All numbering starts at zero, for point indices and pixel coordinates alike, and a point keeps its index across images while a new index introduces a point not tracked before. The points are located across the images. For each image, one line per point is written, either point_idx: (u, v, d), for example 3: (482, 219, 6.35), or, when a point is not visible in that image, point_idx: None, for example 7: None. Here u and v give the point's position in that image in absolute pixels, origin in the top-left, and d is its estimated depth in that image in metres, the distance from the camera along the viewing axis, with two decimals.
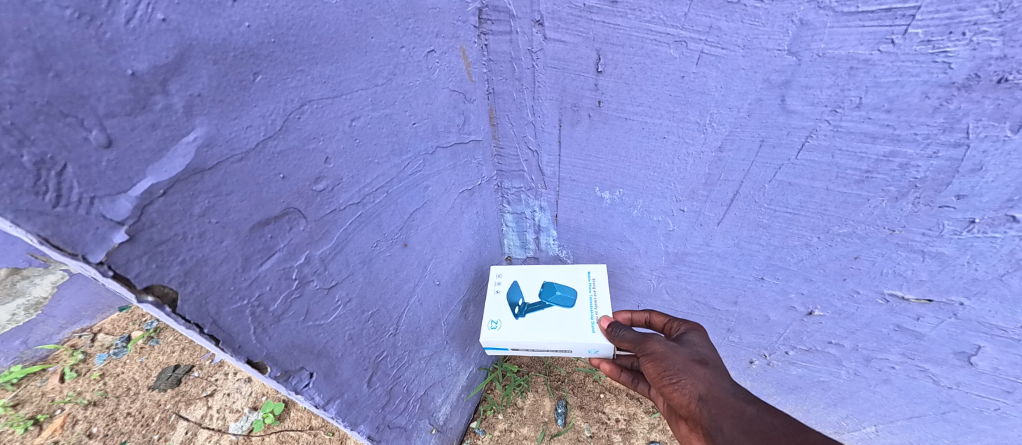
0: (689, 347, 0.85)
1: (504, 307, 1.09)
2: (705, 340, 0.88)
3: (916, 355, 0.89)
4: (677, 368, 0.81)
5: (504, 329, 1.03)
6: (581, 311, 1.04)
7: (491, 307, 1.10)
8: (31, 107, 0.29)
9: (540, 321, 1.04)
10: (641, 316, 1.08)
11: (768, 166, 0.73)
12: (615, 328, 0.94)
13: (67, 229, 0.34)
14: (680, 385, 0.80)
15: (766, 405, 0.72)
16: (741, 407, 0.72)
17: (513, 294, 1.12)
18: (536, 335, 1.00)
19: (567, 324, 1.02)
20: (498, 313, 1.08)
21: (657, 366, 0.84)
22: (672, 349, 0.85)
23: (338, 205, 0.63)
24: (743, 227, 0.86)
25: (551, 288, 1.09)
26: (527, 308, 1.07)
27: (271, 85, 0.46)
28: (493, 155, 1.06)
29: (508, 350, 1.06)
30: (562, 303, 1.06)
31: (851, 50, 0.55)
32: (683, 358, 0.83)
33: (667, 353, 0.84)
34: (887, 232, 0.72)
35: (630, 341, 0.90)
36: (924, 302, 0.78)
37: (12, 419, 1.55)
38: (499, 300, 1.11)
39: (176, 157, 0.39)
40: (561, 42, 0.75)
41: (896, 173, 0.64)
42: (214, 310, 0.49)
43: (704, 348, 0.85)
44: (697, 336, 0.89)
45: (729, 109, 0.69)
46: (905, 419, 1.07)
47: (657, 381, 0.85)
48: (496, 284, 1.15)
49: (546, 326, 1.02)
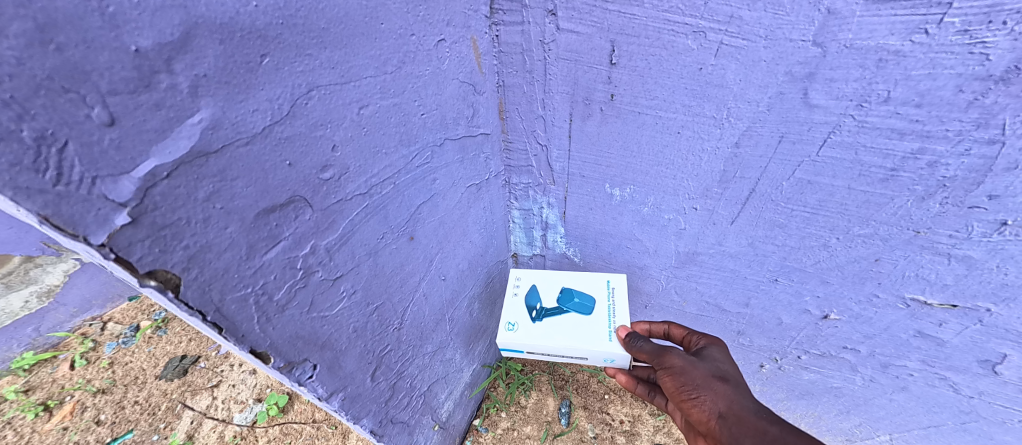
0: (709, 363, 0.84)
1: (522, 310, 1.08)
2: (726, 355, 0.87)
3: (936, 363, 0.86)
4: (696, 383, 0.79)
5: (521, 332, 1.02)
6: (599, 319, 1.02)
7: (509, 309, 1.09)
8: (31, 80, 0.28)
9: (557, 325, 1.03)
10: (660, 327, 1.06)
11: (786, 163, 0.71)
12: (633, 339, 0.92)
13: (68, 209, 0.33)
14: (699, 401, 0.78)
15: (787, 425, 0.71)
16: (763, 428, 0.71)
17: (531, 297, 1.11)
18: (553, 339, 0.99)
19: (584, 331, 1.00)
20: (516, 315, 1.07)
21: (675, 380, 0.81)
22: (692, 364, 0.83)
23: (345, 195, 0.61)
24: (758, 226, 0.84)
25: (569, 295, 1.08)
26: (544, 312, 1.06)
27: (279, 69, 0.45)
28: (501, 150, 1.04)
29: (524, 353, 1.05)
30: (580, 310, 1.04)
31: (880, 40, 0.53)
32: (702, 374, 0.81)
33: (686, 367, 0.82)
34: (911, 233, 0.69)
35: (648, 353, 0.88)
36: (948, 307, 0.75)
37: (23, 404, 1.57)
38: (517, 302, 1.10)
39: (180, 138, 0.38)
40: (575, 33, 0.73)
41: (924, 172, 0.61)
42: (218, 297, 0.48)
43: (725, 364, 0.84)
44: (717, 351, 0.88)
45: (748, 103, 0.67)
46: (922, 428, 1.04)
47: (675, 395, 0.83)
48: (515, 287, 1.14)
49: (563, 331, 1.01)
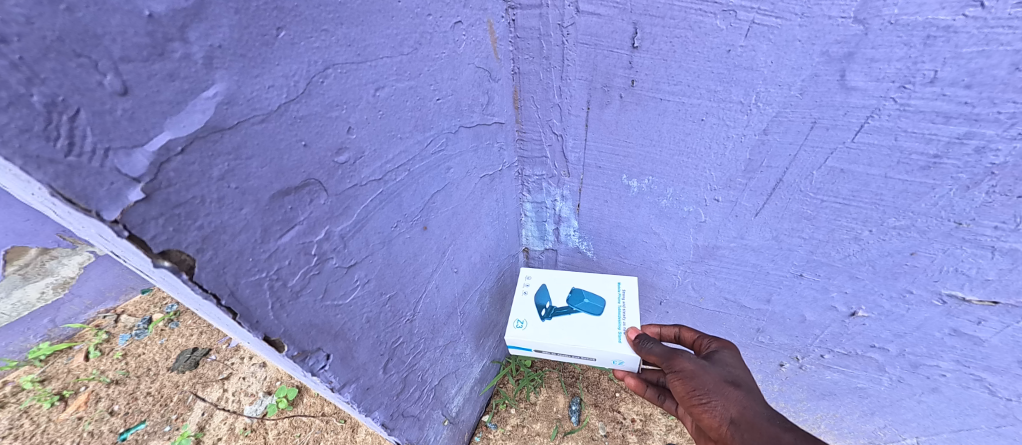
0: (721, 367, 0.81)
1: (531, 309, 1.06)
2: (738, 360, 0.84)
3: (972, 363, 0.82)
4: (707, 388, 0.77)
5: (529, 330, 1.00)
6: (609, 320, 1.00)
7: (518, 307, 1.07)
8: (40, 41, 0.26)
9: (566, 325, 1.00)
10: (670, 331, 1.03)
11: (818, 150, 0.68)
12: (643, 341, 0.89)
13: (80, 181, 0.31)
14: (710, 406, 0.76)
15: (801, 432, 0.69)
16: (777, 435, 0.68)
17: (540, 296, 1.09)
18: (561, 339, 0.97)
19: (594, 332, 0.97)
20: (524, 313, 1.05)
21: (685, 384, 0.79)
22: (702, 368, 0.80)
23: (360, 180, 0.60)
24: (784, 219, 0.80)
25: (579, 295, 1.06)
26: (553, 312, 1.04)
27: (295, 43, 0.43)
28: (515, 140, 1.02)
29: (531, 352, 1.03)
30: (590, 311, 1.02)
31: (929, 15, 0.49)
32: (713, 378, 0.78)
33: (697, 371, 0.79)
34: (952, 225, 0.66)
35: (657, 355, 0.85)
36: (988, 303, 0.72)
37: (39, 393, 1.58)
38: (525, 301, 1.08)
39: (194, 112, 0.36)
40: (595, 15, 0.71)
41: (970, 158, 0.58)
42: (232, 280, 0.47)
43: (737, 369, 0.81)
44: (729, 355, 0.85)
45: (779, 87, 0.64)
46: (952, 432, 1.00)
47: (685, 400, 0.81)
48: (524, 286, 1.12)
49: (571, 331, 0.99)
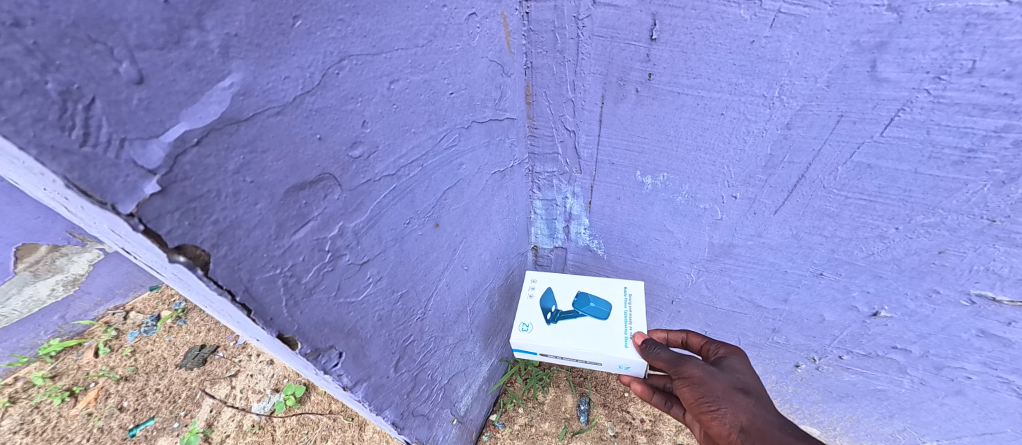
0: (729, 374, 0.80)
1: (537, 312, 1.05)
2: (747, 366, 0.82)
3: (1000, 365, 0.80)
4: (716, 394, 0.76)
5: (535, 333, 0.99)
6: (615, 325, 0.98)
7: (523, 311, 1.06)
8: (55, 26, 0.25)
9: (573, 329, 0.99)
10: (677, 336, 1.02)
11: (843, 145, 0.65)
12: (649, 346, 0.87)
13: (95, 173, 0.30)
14: (720, 414, 0.74)
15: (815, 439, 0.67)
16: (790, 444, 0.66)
17: (546, 300, 1.07)
18: (567, 343, 0.96)
19: (602, 337, 0.96)
20: (530, 316, 1.04)
21: (694, 391, 0.77)
22: (711, 374, 0.78)
23: (374, 175, 0.59)
24: (805, 216, 0.78)
25: (585, 299, 1.05)
26: (559, 315, 1.03)
27: (312, 33, 0.42)
28: (526, 136, 1.00)
29: (537, 355, 1.01)
30: (597, 315, 1.00)
31: (969, 2, 0.47)
32: (722, 385, 0.77)
33: (705, 378, 0.78)
34: (985, 222, 0.64)
35: (665, 361, 0.83)
36: (1020, 304, 0.70)
37: (50, 389, 1.60)
38: (531, 305, 1.07)
39: (210, 103, 0.35)
40: (612, 7, 0.69)
41: (1008, 152, 0.56)
42: (247, 277, 0.46)
43: (747, 376, 0.80)
44: (737, 361, 0.83)
45: (805, 79, 0.62)
46: (975, 435, 0.98)
47: (693, 407, 0.79)
48: (530, 289, 1.11)
49: (577, 335, 0.97)
